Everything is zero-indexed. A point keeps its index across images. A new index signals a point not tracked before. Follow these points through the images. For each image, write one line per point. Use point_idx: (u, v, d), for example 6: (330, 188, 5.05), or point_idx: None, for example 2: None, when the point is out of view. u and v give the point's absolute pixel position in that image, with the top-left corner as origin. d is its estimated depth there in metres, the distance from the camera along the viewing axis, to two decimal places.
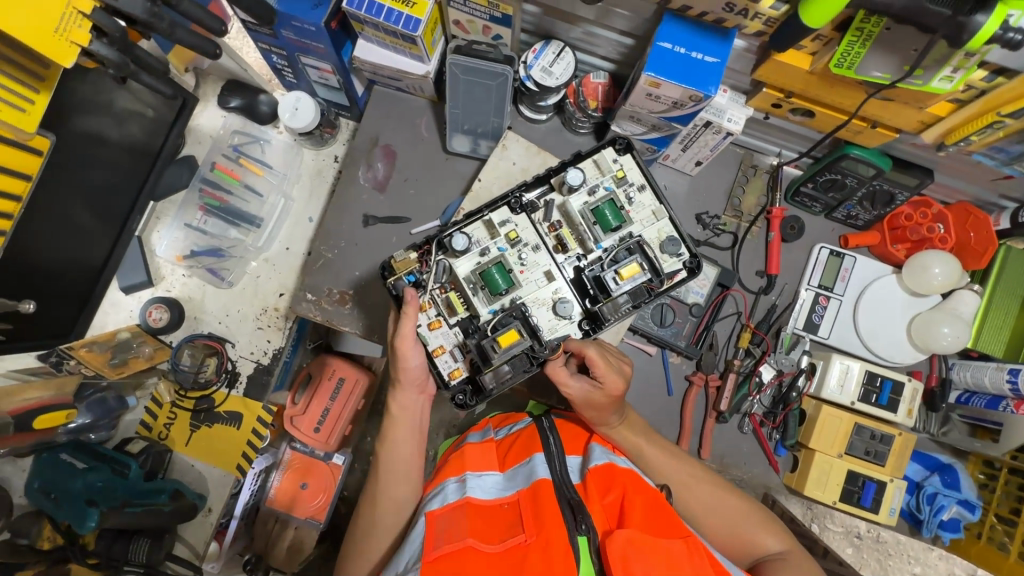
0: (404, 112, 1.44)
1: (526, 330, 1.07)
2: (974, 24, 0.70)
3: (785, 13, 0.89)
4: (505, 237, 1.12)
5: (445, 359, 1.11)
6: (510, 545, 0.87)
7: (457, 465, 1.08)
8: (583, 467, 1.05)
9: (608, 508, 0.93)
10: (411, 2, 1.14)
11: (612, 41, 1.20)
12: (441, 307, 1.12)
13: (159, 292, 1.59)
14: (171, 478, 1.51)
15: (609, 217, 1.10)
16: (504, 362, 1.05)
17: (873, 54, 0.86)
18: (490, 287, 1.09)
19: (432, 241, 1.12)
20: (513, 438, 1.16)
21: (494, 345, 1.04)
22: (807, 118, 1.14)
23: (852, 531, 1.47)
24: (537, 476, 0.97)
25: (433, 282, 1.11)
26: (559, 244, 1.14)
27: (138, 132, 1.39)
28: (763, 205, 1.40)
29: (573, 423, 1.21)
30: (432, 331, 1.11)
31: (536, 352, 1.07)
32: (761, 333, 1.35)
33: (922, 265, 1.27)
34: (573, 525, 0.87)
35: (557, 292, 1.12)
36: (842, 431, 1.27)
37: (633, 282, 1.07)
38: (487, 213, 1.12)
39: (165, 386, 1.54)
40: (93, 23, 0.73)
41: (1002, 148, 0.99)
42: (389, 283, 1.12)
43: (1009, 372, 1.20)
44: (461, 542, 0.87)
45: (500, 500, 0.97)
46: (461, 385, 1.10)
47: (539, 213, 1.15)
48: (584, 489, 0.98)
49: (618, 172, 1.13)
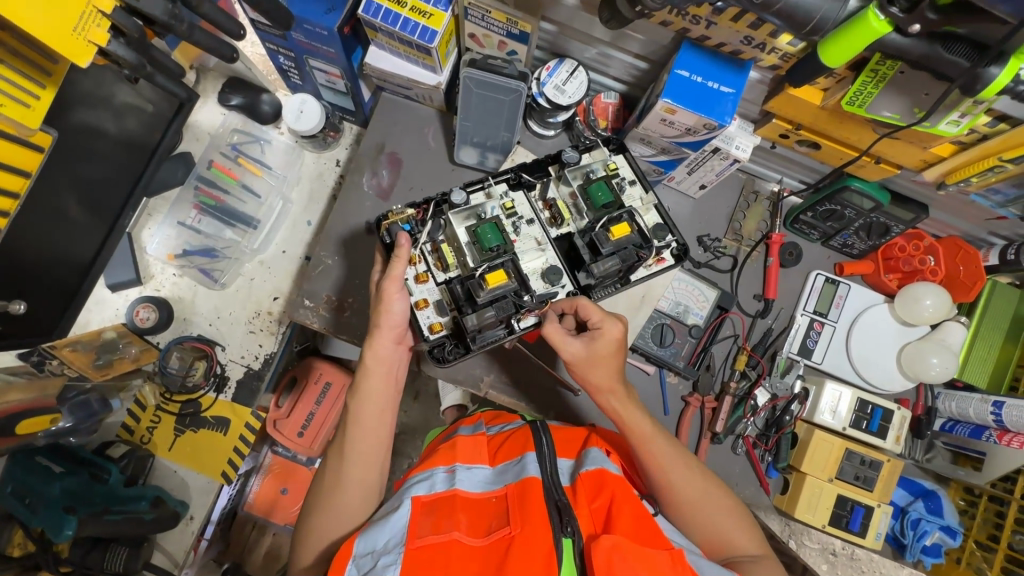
0: (411, 119, 1.43)
1: (514, 274, 1.06)
2: (988, 75, 0.73)
3: (802, 49, 0.92)
4: (502, 206, 1.13)
5: (427, 313, 1.10)
6: (495, 538, 0.86)
7: (447, 454, 1.05)
8: (575, 470, 1.00)
9: (595, 512, 0.90)
10: (428, 13, 1.14)
11: (625, 63, 1.21)
12: (431, 262, 1.12)
13: (147, 291, 1.54)
14: (151, 484, 1.45)
15: (602, 195, 1.10)
16: (489, 305, 1.04)
17: (884, 95, 0.89)
18: (480, 244, 1.06)
19: (433, 201, 1.14)
20: (506, 435, 1.11)
21: (480, 284, 1.04)
22: (813, 149, 1.17)
23: (828, 547, 1.41)
24: (528, 472, 0.95)
25: (426, 237, 1.12)
26: (553, 218, 1.16)
27: (135, 126, 1.35)
28: (763, 231, 1.43)
29: (572, 429, 1.17)
30: (418, 284, 1.11)
31: (521, 299, 1.06)
32: (758, 356, 1.38)
33: (914, 296, 1.31)
34: (559, 527, 0.84)
35: (546, 261, 1.12)
36: (833, 456, 1.29)
37: (621, 244, 1.07)
38: (491, 181, 1.15)
39: (150, 389, 1.50)
40: (111, 23, 0.74)
41: (998, 190, 1.03)
42: (383, 228, 1.13)
43: (993, 404, 1.24)
44: (447, 534, 0.86)
45: (488, 493, 0.95)
46: (440, 339, 1.10)
47: (536, 192, 1.17)
48: (573, 492, 0.95)
49: (611, 164, 1.15)
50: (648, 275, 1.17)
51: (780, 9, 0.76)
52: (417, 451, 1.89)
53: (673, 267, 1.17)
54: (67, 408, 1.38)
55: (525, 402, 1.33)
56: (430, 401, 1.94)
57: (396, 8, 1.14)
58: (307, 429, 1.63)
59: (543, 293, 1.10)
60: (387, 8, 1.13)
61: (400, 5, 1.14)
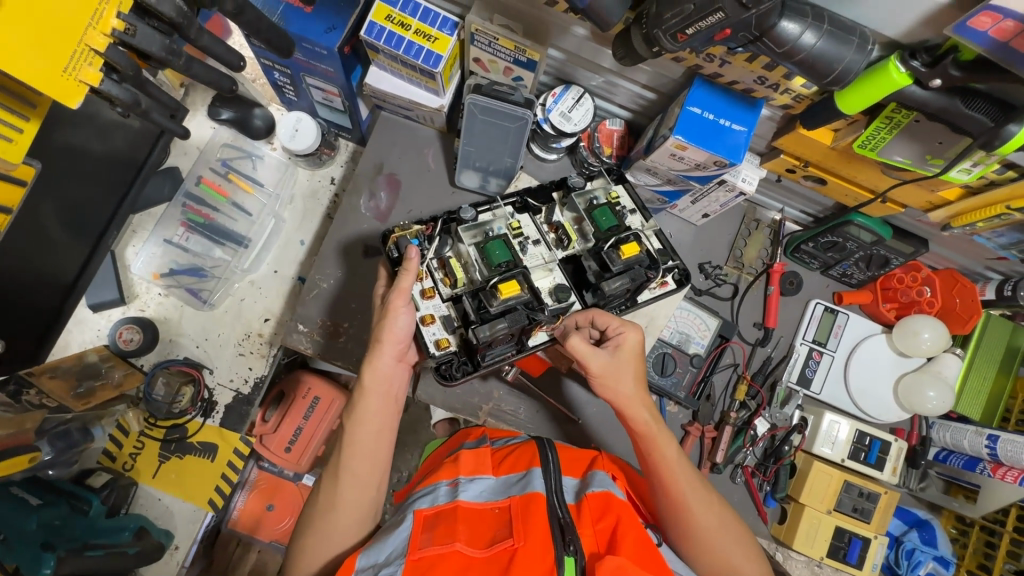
0: (411, 140, 1.40)
1: (527, 286, 1.00)
2: (1007, 133, 0.73)
3: (816, 92, 0.90)
4: (509, 225, 1.09)
5: (433, 330, 1.04)
6: (498, 550, 0.82)
7: (450, 466, 1.00)
8: (580, 490, 0.94)
9: (599, 533, 0.85)
10: (433, 36, 1.10)
11: (632, 92, 1.19)
12: (437, 277, 1.06)
13: (131, 312, 1.48)
14: (134, 514, 1.39)
15: (607, 218, 1.07)
16: (501, 316, 0.97)
17: (898, 140, 0.88)
18: (488, 260, 1.00)
19: (441, 218, 1.10)
20: (512, 448, 1.05)
21: (493, 293, 0.98)
22: (818, 184, 1.16)
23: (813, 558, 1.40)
24: (532, 487, 0.90)
25: (433, 253, 1.07)
26: (559, 240, 1.11)
27: (122, 143, 1.30)
28: (763, 259, 1.43)
29: (576, 448, 1.10)
30: (424, 299, 1.05)
31: (535, 313, 1.00)
32: (757, 385, 1.37)
33: (912, 330, 1.32)
34: (560, 545, 0.81)
35: (552, 279, 1.09)
36: (832, 488, 1.30)
37: (630, 263, 1.04)
38: (500, 201, 1.12)
39: (134, 415, 1.43)
40: (104, 60, 0.73)
41: (1002, 233, 1.04)
42: (391, 241, 1.07)
43: (988, 437, 1.26)
44: (448, 545, 0.82)
45: (490, 504, 0.91)
46: (447, 356, 1.04)
47: (542, 215, 1.13)
48: (577, 510, 0.90)
49: (612, 193, 1.13)
50: (652, 297, 1.14)
51: (802, 59, 0.75)
52: (407, 466, 1.84)
53: (676, 290, 1.15)
54: (47, 441, 1.30)
55: (525, 432, 1.30)
56: (419, 412, 1.87)
57: (400, 30, 1.10)
58: (295, 444, 1.56)
59: (554, 309, 1.05)
60: (391, 31, 1.10)
61: (405, 28, 1.10)
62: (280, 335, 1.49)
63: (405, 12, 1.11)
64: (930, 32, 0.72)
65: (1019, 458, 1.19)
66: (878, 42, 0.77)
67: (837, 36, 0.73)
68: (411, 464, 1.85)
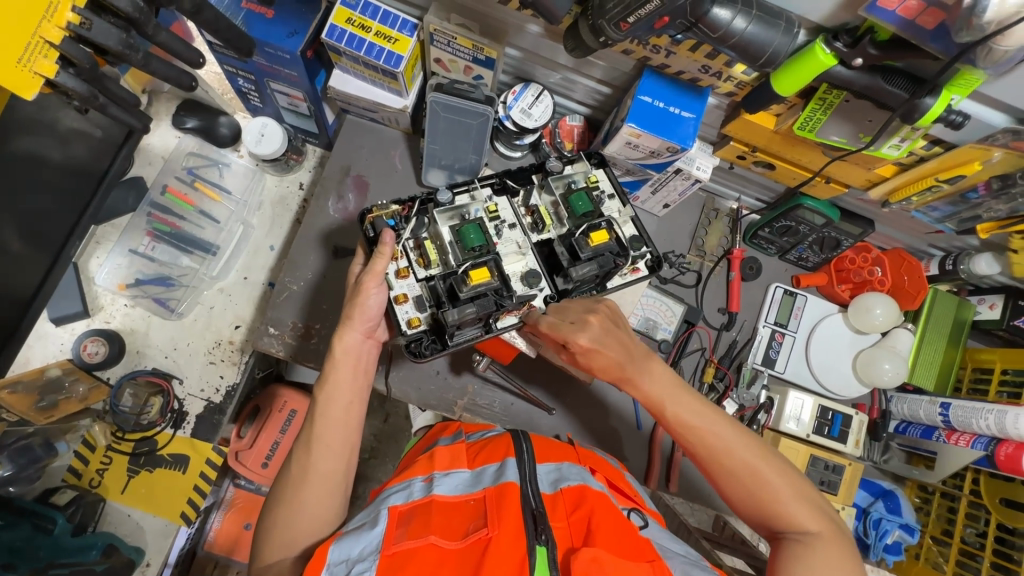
0: (377, 142, 1.42)
1: (497, 272, 1.03)
2: (924, 105, 0.79)
3: (755, 78, 0.96)
4: (486, 208, 1.10)
5: (406, 309, 1.06)
6: (473, 540, 0.80)
7: (424, 463, 0.98)
8: (555, 479, 0.93)
9: (574, 524, 0.84)
10: (393, 38, 1.13)
11: (589, 88, 1.24)
12: (413, 257, 1.08)
13: (96, 324, 1.45)
14: (103, 532, 1.34)
15: (581, 205, 1.08)
16: (470, 301, 0.99)
17: (832, 121, 0.94)
18: (463, 243, 1.03)
19: (419, 199, 1.11)
20: (487, 441, 1.04)
21: (463, 279, 1.00)
22: (767, 170, 1.22)
23: None
24: (507, 477, 0.90)
25: (409, 233, 1.08)
26: (535, 224, 1.13)
27: (82, 152, 1.31)
28: (723, 246, 1.48)
29: (553, 440, 1.09)
30: (399, 279, 1.07)
31: (503, 299, 1.03)
32: (724, 368, 1.41)
33: (866, 306, 1.38)
34: (532, 534, 0.80)
35: (527, 263, 1.10)
36: (799, 462, 1.34)
37: (598, 250, 1.06)
38: (477, 183, 1.12)
39: (100, 429, 1.39)
40: (60, 53, 0.75)
41: (936, 208, 1.11)
42: (366, 222, 1.09)
43: (941, 405, 1.32)
44: (422, 539, 0.81)
45: (466, 497, 0.89)
46: (418, 334, 1.05)
47: (519, 198, 1.15)
48: (552, 501, 0.88)
49: (591, 176, 1.13)
50: (623, 284, 1.15)
51: (736, 43, 0.81)
52: (387, 475, 1.82)
53: (647, 277, 1.15)
54: (6, 457, 1.24)
55: (500, 424, 1.32)
56: (398, 421, 1.86)
57: (361, 32, 1.13)
58: (271, 458, 1.54)
59: (522, 295, 1.07)
60: (352, 34, 1.13)
61: (365, 30, 1.13)
62: (252, 341, 1.47)
63: (365, 15, 1.14)
64: (848, 15, 0.77)
65: (970, 422, 1.26)
66: (805, 27, 0.83)
67: (766, 21, 0.79)
68: (390, 471, 1.83)
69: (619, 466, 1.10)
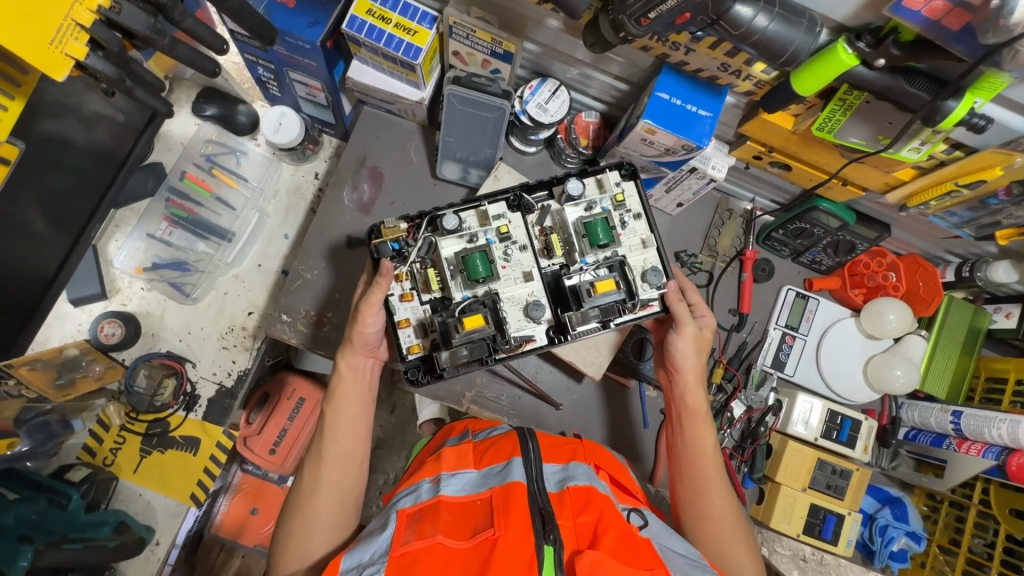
0: (393, 134, 1.43)
1: (493, 319, 1.04)
2: (945, 108, 0.79)
3: (775, 77, 0.95)
4: (495, 231, 1.08)
5: (407, 333, 1.08)
6: (479, 540, 0.80)
7: (432, 464, 0.99)
8: (562, 479, 0.93)
9: (579, 527, 0.84)
10: (412, 30, 1.14)
11: (606, 84, 1.24)
12: (417, 282, 1.09)
13: (113, 306, 1.48)
14: (115, 509, 1.36)
15: (599, 233, 1.06)
16: (464, 344, 1.02)
17: (851, 122, 0.94)
18: (468, 273, 1.04)
19: (426, 215, 1.10)
20: (493, 439, 1.04)
21: (457, 325, 1.01)
22: (784, 171, 1.22)
23: (798, 553, 1.34)
24: (513, 476, 0.89)
25: (416, 256, 1.08)
26: (546, 249, 1.11)
27: (105, 136, 1.33)
28: (736, 248, 1.47)
29: (556, 439, 1.09)
30: (402, 302, 1.08)
31: (497, 343, 1.05)
32: (733, 369, 1.40)
33: (878, 311, 1.37)
34: (540, 534, 0.79)
35: (533, 294, 1.07)
36: (806, 466, 1.33)
37: (606, 297, 1.05)
38: (485, 203, 1.10)
39: (114, 408, 1.42)
40: (90, 35, 0.78)
41: (955, 213, 1.10)
42: (372, 245, 1.09)
43: (952, 413, 1.31)
44: (431, 538, 0.81)
45: (473, 497, 0.89)
46: (416, 361, 1.08)
47: (533, 216, 1.11)
48: (558, 501, 0.88)
49: (618, 195, 1.10)
50: (633, 318, 1.09)
51: (757, 41, 0.80)
52: (392, 466, 1.84)
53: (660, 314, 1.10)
54: (24, 432, 1.24)
55: (507, 417, 1.33)
56: (406, 412, 1.87)
57: (381, 24, 1.14)
58: (280, 446, 1.55)
59: (521, 332, 1.07)
60: (372, 25, 1.13)
61: (385, 22, 1.14)
62: (264, 328, 1.49)
63: (386, 7, 1.15)
64: (872, 15, 0.77)
65: (982, 431, 1.24)
66: (828, 27, 0.82)
67: (788, 19, 0.79)
68: (396, 462, 1.84)
69: (625, 462, 1.12)
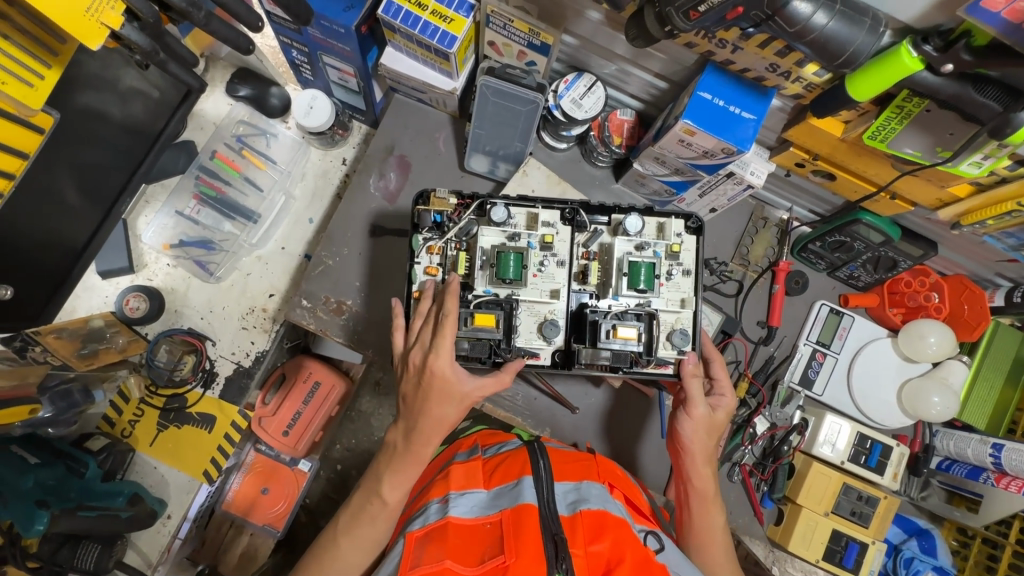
0: (423, 124, 1.41)
1: (504, 324, 1.03)
2: (1018, 121, 0.73)
3: (828, 80, 0.90)
4: (540, 239, 1.07)
5: None
6: (488, 568, 0.78)
7: (440, 484, 0.96)
8: (574, 501, 0.89)
9: (592, 558, 0.80)
10: (449, 17, 1.11)
11: (644, 81, 1.20)
12: (446, 263, 1.08)
13: (139, 280, 1.50)
14: (130, 480, 1.38)
15: (641, 277, 1.04)
16: (466, 339, 1.01)
17: (908, 131, 0.88)
18: (498, 270, 1.02)
19: (478, 198, 1.10)
20: (504, 456, 1.01)
21: (468, 319, 1.00)
22: (827, 180, 1.17)
23: None
24: (524, 498, 0.86)
25: (453, 234, 1.08)
26: (581, 275, 1.10)
27: (140, 111, 1.34)
28: (770, 258, 1.41)
29: (568, 454, 1.07)
30: (424, 274, 1.08)
31: (499, 347, 1.03)
32: (758, 384, 1.35)
33: (919, 333, 1.30)
34: (553, 562, 0.78)
35: (552, 313, 1.07)
36: (831, 490, 1.28)
37: (622, 344, 1.02)
38: (540, 206, 1.09)
39: (135, 380, 1.44)
40: (127, 5, 0.79)
41: (1013, 234, 1.03)
42: (417, 210, 1.09)
43: (993, 446, 1.23)
44: (438, 564, 0.78)
45: (482, 519, 0.86)
46: None
47: (582, 236, 1.10)
48: (571, 525, 0.85)
49: (674, 245, 1.07)
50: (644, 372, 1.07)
51: (814, 40, 0.76)
52: None
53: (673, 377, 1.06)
54: (47, 398, 1.29)
55: (521, 417, 1.30)
56: None
57: (417, 10, 1.11)
58: (293, 428, 1.56)
59: (524, 347, 1.06)
60: (408, 11, 1.11)
61: (422, 8, 1.11)
62: (284, 311, 1.49)
63: None
64: (943, 15, 0.72)
65: None
66: (892, 27, 0.77)
67: (849, 17, 0.74)
68: None
69: (638, 485, 1.09)
